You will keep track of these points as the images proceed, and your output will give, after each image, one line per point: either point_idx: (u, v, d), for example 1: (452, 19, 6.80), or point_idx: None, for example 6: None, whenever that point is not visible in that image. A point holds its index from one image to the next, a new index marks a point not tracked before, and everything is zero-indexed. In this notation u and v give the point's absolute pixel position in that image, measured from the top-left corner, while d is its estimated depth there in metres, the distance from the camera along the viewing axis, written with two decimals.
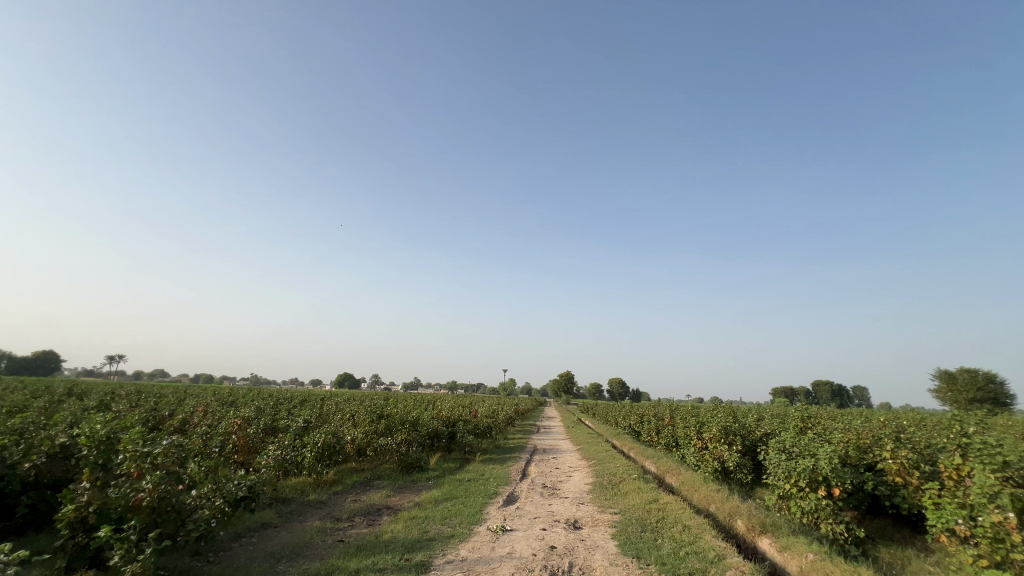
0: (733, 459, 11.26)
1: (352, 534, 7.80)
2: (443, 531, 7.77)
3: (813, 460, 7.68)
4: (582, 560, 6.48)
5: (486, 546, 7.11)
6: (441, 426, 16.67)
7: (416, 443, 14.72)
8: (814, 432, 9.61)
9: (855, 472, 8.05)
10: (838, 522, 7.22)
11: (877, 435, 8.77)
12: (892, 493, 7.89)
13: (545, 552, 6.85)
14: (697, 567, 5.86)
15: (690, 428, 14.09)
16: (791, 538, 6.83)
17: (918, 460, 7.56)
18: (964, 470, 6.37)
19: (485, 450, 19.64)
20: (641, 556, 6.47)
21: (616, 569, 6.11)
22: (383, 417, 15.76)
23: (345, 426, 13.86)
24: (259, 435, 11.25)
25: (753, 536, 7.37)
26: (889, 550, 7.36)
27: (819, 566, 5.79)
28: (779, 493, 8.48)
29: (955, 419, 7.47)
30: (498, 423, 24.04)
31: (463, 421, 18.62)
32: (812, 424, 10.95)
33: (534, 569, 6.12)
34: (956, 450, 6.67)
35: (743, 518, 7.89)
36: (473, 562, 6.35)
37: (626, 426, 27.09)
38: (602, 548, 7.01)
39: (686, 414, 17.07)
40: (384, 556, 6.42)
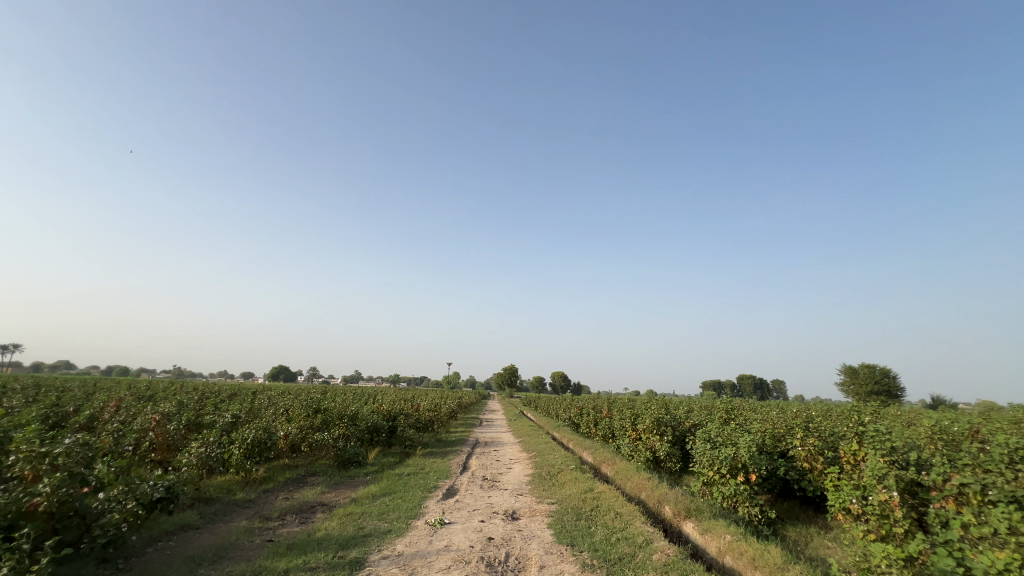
0: (664, 449, 11.90)
1: (283, 533, 7.49)
2: (380, 527, 7.64)
3: (734, 449, 8.27)
4: (518, 550, 6.62)
5: (423, 539, 7.08)
6: (381, 421, 16.35)
7: (354, 438, 14.34)
8: (736, 423, 10.35)
9: (770, 459, 8.78)
10: (753, 505, 7.85)
11: (789, 425, 9.60)
12: (800, 477, 8.67)
13: (483, 543, 6.91)
14: (626, 552, 6.17)
15: (626, 420, 14.71)
16: (712, 521, 7.33)
17: (823, 447, 8.35)
18: (859, 455, 7.12)
19: (426, 444, 19.45)
20: (575, 544, 6.71)
21: (551, 557, 6.29)
22: (320, 411, 15.17)
23: (278, 421, 13.21)
24: (181, 431, 10.51)
25: (679, 520, 7.85)
26: (796, 529, 8.11)
27: (735, 546, 6.26)
28: (703, 480, 9.07)
29: (854, 410, 8.33)
30: (440, 417, 23.85)
31: (405, 415, 18.33)
32: (735, 416, 11.79)
33: (471, 561, 6.16)
34: (854, 437, 7.43)
35: (670, 503, 8.38)
36: (410, 556, 6.29)
37: (567, 418, 27.83)
38: (539, 537, 7.19)
39: (623, 406, 17.83)
40: (316, 554, 6.22)
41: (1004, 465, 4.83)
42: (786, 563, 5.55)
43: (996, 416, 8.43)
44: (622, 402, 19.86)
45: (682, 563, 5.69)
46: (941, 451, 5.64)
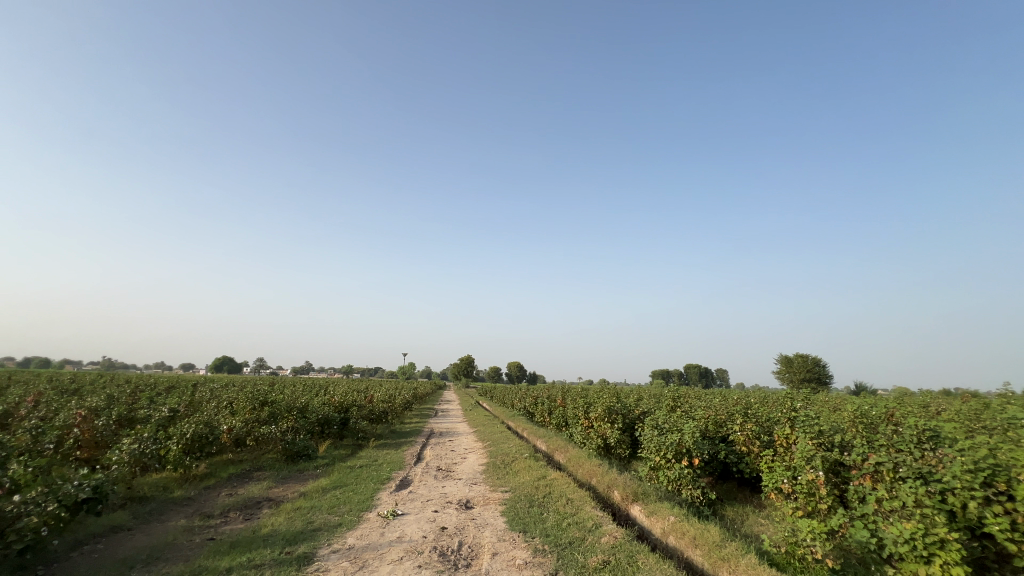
0: (615, 436, 12.30)
1: (225, 530, 7.16)
2: (330, 520, 7.48)
3: (679, 435, 8.68)
4: (471, 538, 6.67)
5: (375, 532, 6.99)
6: (333, 413, 15.95)
7: (304, 431, 13.90)
8: (682, 410, 10.85)
9: (712, 444, 9.27)
10: (695, 487, 8.28)
11: (730, 412, 10.16)
12: (738, 459, 9.22)
13: (436, 533, 6.91)
14: (576, 537, 6.35)
15: (579, 409, 15.09)
16: (658, 503, 7.67)
17: (759, 432, 8.89)
18: (791, 438, 7.64)
19: (379, 436, 19.14)
20: (527, 530, 6.85)
21: (503, 544, 6.39)
22: (266, 404, 14.56)
23: (221, 415, 12.56)
24: (111, 427, 9.79)
25: (627, 504, 8.17)
26: (733, 508, 8.64)
27: (678, 526, 6.59)
28: (650, 465, 9.46)
29: (788, 397, 8.93)
30: (394, 408, 23.53)
31: (357, 407, 17.92)
32: (682, 403, 12.34)
33: (424, 551, 6.16)
34: (787, 422, 7.97)
35: (619, 488, 8.72)
36: (361, 549, 6.21)
37: (522, 407, 28.19)
38: (492, 525, 7.27)
39: (576, 395, 18.25)
40: (262, 551, 6.01)
41: (914, 444, 5.34)
42: (724, 541, 5.90)
43: (908, 401, 9.28)
44: (575, 391, 20.34)
45: (628, 544, 5.93)
46: (861, 433, 6.15)
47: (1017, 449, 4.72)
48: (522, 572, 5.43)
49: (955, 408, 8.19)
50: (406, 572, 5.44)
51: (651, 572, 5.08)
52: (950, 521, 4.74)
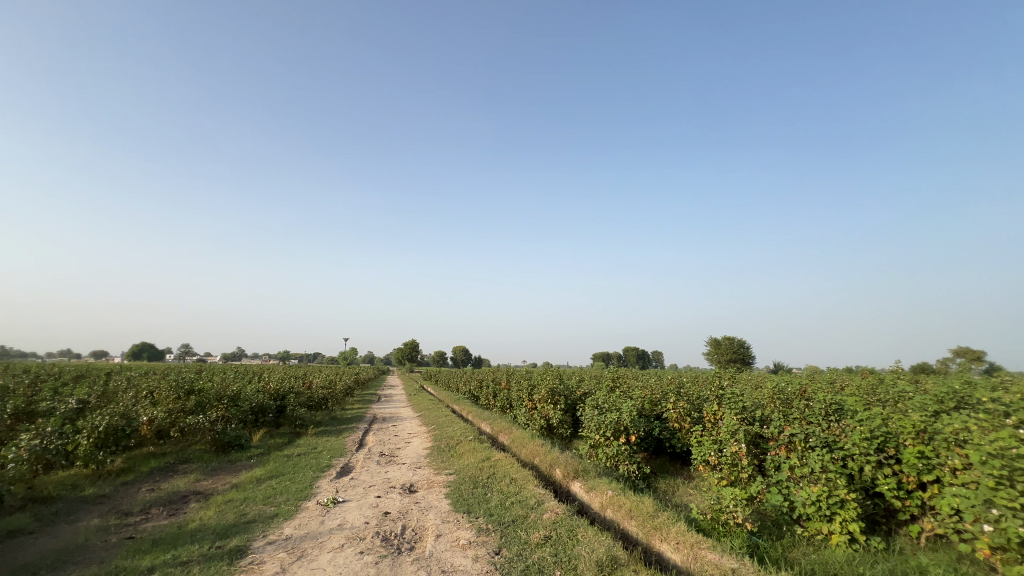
0: (557, 416, 12.68)
1: (147, 528, 6.68)
2: (265, 511, 7.18)
3: (618, 414, 9.08)
4: (415, 522, 6.66)
5: (314, 520, 6.81)
6: (267, 400, 15.21)
7: (235, 420, 13.18)
8: (620, 390, 11.36)
9: (647, 421, 9.81)
10: (632, 463, 8.74)
11: (664, 391, 10.77)
12: (671, 435, 9.80)
13: (378, 518, 6.83)
14: (519, 514, 6.52)
15: (523, 391, 15.37)
16: (597, 479, 8.02)
17: (690, 409, 9.49)
18: (718, 414, 8.21)
19: (319, 422, 18.54)
20: (471, 511, 6.93)
21: (447, 526, 6.43)
22: (193, 393, 13.61)
23: (139, 405, 11.59)
24: (5, 422, 8.77)
25: (568, 481, 8.48)
26: (665, 481, 9.21)
27: (616, 500, 6.93)
28: (590, 443, 9.84)
29: (716, 376, 9.59)
30: (335, 394, 22.86)
31: (295, 394, 17.18)
32: (620, 383, 12.92)
33: (366, 537, 6.08)
34: (715, 400, 8.56)
35: (560, 466, 9.02)
36: (299, 539, 6.01)
37: (467, 391, 28.33)
38: (436, 507, 7.30)
39: (521, 377, 18.61)
40: (189, 546, 5.68)
41: (822, 417, 5.91)
42: (657, 511, 6.27)
43: (818, 378, 10.26)
44: (520, 374, 20.71)
45: (569, 519, 6.17)
46: (778, 408, 6.72)
47: (904, 419, 5.39)
48: (466, 551, 5.50)
49: (855, 384, 9.20)
50: (346, 559, 5.35)
51: (589, 544, 5.31)
52: (849, 483, 5.34)
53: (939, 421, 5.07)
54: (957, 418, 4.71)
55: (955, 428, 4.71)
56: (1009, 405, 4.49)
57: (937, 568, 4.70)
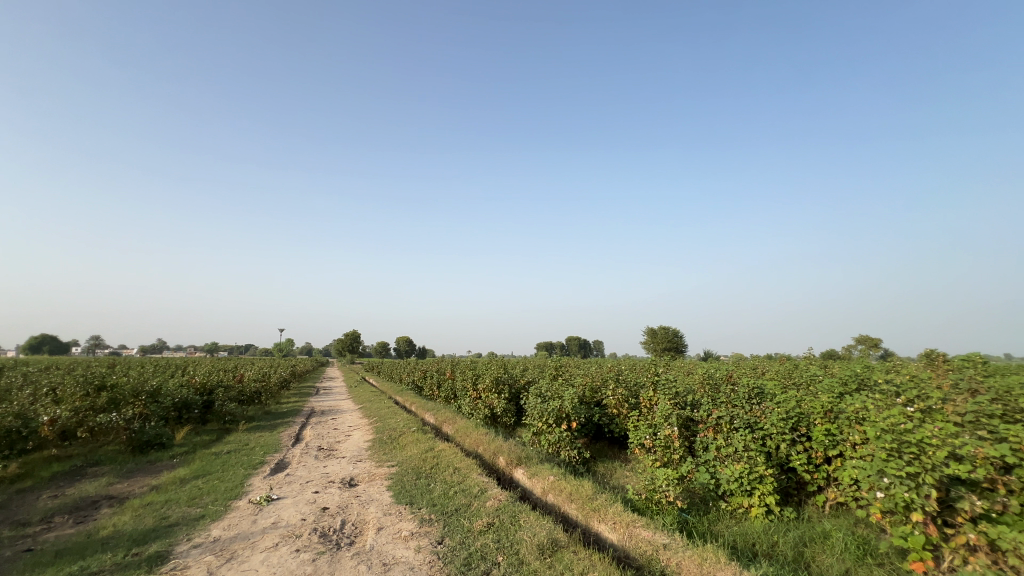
0: (501, 405, 12.82)
1: (50, 538, 6.06)
2: (190, 513, 6.73)
3: (560, 402, 9.32)
4: (355, 516, 6.51)
5: (246, 520, 6.47)
6: (193, 396, 14.19)
7: (155, 417, 12.19)
8: (562, 378, 11.67)
9: (588, 408, 10.15)
10: (573, 448, 9.02)
11: (604, 378, 11.18)
12: (609, 421, 10.20)
13: (316, 514, 6.61)
14: (463, 503, 6.55)
15: (468, 381, 15.37)
16: (539, 465, 8.21)
17: (628, 395, 9.94)
18: (653, 400, 8.65)
19: (251, 418, 17.55)
20: (413, 502, 6.87)
21: (389, 518, 6.34)
22: (104, 389, 12.42)
23: (40, 404, 10.43)
24: None
25: (511, 468, 8.62)
26: (604, 464, 9.59)
27: (557, 484, 7.13)
28: (533, 431, 10.03)
29: (652, 364, 10.08)
30: (269, 388, 21.75)
31: (224, 388, 16.13)
32: (563, 372, 13.27)
33: (303, 534, 5.86)
34: (651, 386, 9.00)
35: (504, 454, 9.14)
36: (229, 540, 5.70)
37: (410, 382, 27.94)
38: (377, 500, 7.17)
39: (465, 367, 18.61)
40: (101, 556, 5.22)
41: (745, 400, 6.39)
42: (595, 494, 6.52)
43: (741, 364, 11.08)
44: (465, 364, 20.69)
45: (511, 505, 6.27)
46: (707, 392, 7.18)
47: (814, 400, 5.96)
48: (408, 543, 5.46)
49: (774, 369, 10.01)
50: (281, 558, 5.14)
51: (531, 528, 5.44)
52: (767, 460, 5.83)
53: (843, 402, 5.64)
54: (858, 398, 5.26)
55: (856, 407, 5.27)
56: (899, 386, 5.08)
57: (838, 532, 5.26)
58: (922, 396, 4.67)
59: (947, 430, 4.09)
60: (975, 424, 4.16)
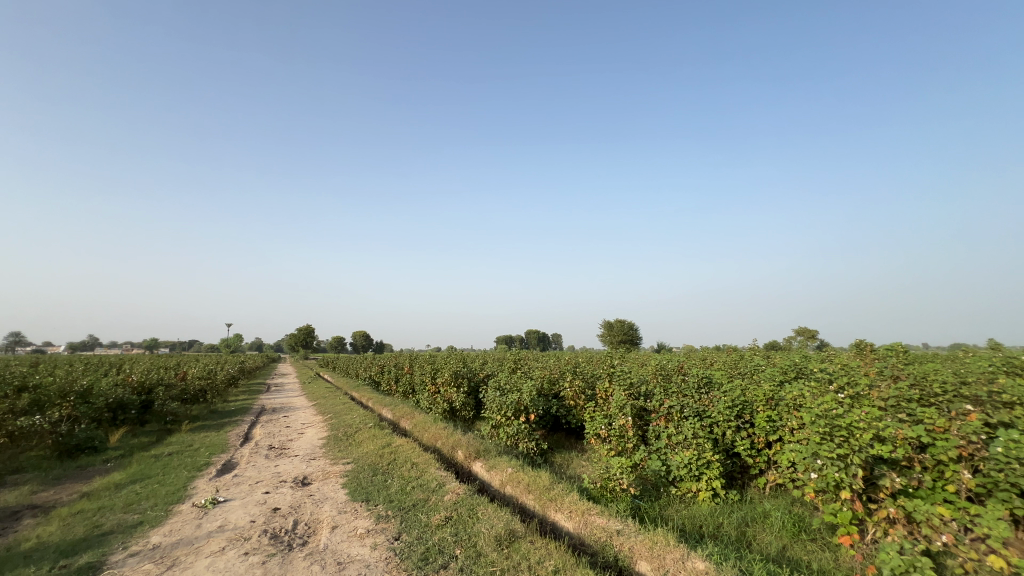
0: (460, 398, 12.78)
1: None
2: (127, 520, 6.33)
3: (519, 395, 9.41)
4: (308, 515, 6.33)
5: (189, 524, 6.16)
6: (129, 396, 13.30)
7: (86, 419, 11.34)
8: (521, 371, 11.77)
9: (545, 400, 10.29)
10: (531, 440, 9.13)
11: (562, 370, 11.37)
12: (567, 412, 10.40)
13: (266, 515, 6.37)
14: (420, 498, 6.50)
15: (426, 375, 15.21)
16: (497, 458, 8.25)
17: (584, 387, 10.16)
18: (608, 391, 8.88)
19: (196, 417, 16.66)
20: (369, 499, 6.75)
21: (344, 516, 6.20)
22: (26, 390, 11.42)
23: None
24: None
25: (469, 461, 8.62)
26: (561, 455, 9.78)
27: (515, 476, 7.21)
28: (492, 424, 10.08)
29: (608, 356, 10.34)
30: (215, 385, 20.69)
31: (164, 387, 15.21)
32: (522, 365, 13.39)
33: (252, 536, 5.65)
34: (607, 378, 9.23)
35: (463, 448, 9.12)
36: (170, 546, 5.40)
37: (367, 377, 27.37)
38: (331, 499, 7.00)
39: (424, 361, 18.42)
40: (23, 570, 4.82)
41: (694, 390, 6.67)
42: (552, 484, 6.64)
43: (692, 355, 11.56)
44: (423, 358, 20.46)
45: (470, 498, 6.29)
46: (659, 383, 7.44)
47: (757, 389, 6.31)
48: (364, 540, 5.37)
49: (722, 360, 10.50)
50: (228, 562, 4.94)
51: (488, 521, 5.48)
52: (714, 446, 6.13)
53: (782, 390, 6.01)
54: (796, 386, 5.62)
55: (794, 395, 5.63)
56: (831, 375, 5.47)
57: (776, 511, 5.62)
58: (852, 383, 5.04)
59: (873, 414, 4.44)
60: (896, 408, 4.54)
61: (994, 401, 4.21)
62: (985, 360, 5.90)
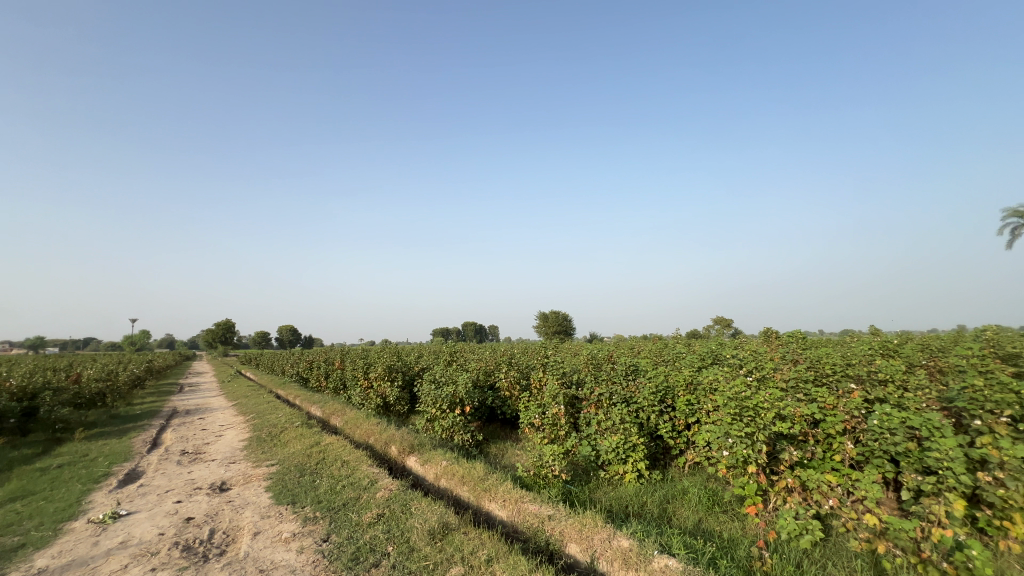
0: (394, 393, 12.52)
1: None
2: (6, 543, 5.59)
3: (454, 387, 9.38)
4: (227, 523, 5.93)
5: (85, 542, 5.55)
6: (7, 403, 11.68)
7: None
8: (457, 363, 11.74)
9: (481, 392, 10.33)
10: (466, 432, 9.16)
11: (497, 362, 11.48)
12: (502, 403, 10.52)
13: (177, 526, 5.88)
14: (351, 497, 6.30)
15: (359, 370, 14.71)
16: (432, 451, 8.18)
17: (519, 377, 10.34)
18: (542, 380, 9.09)
19: (93, 424, 14.98)
20: (296, 501, 6.44)
21: (268, 521, 5.88)
22: None
23: None
24: None
25: (403, 456, 8.48)
26: (496, 445, 9.89)
27: (450, 469, 7.18)
28: (427, 417, 9.97)
29: (542, 346, 10.58)
30: (116, 388, 18.69)
31: (53, 391, 13.51)
32: (457, 357, 13.34)
33: (162, 549, 5.21)
34: (541, 368, 9.45)
35: (396, 443, 8.95)
36: (61, 569, 4.84)
37: (294, 373, 25.98)
38: (253, 503, 6.60)
39: (356, 356, 17.81)
40: None
41: (622, 377, 7.01)
42: (487, 474, 6.70)
43: (621, 344, 12.12)
44: (356, 352, 19.78)
45: (402, 494, 6.19)
46: (590, 371, 7.73)
47: (678, 374, 6.75)
48: (289, 545, 5.12)
49: (647, 348, 11.11)
50: None
51: (422, 515, 5.43)
52: (639, 430, 6.50)
53: (700, 375, 6.47)
54: (712, 372, 6.08)
55: (710, 379, 6.09)
56: (742, 360, 5.97)
57: (694, 487, 6.07)
58: (758, 366, 5.53)
59: (775, 395, 4.91)
60: (795, 388, 5.05)
61: (873, 379, 4.83)
62: (867, 344, 6.73)
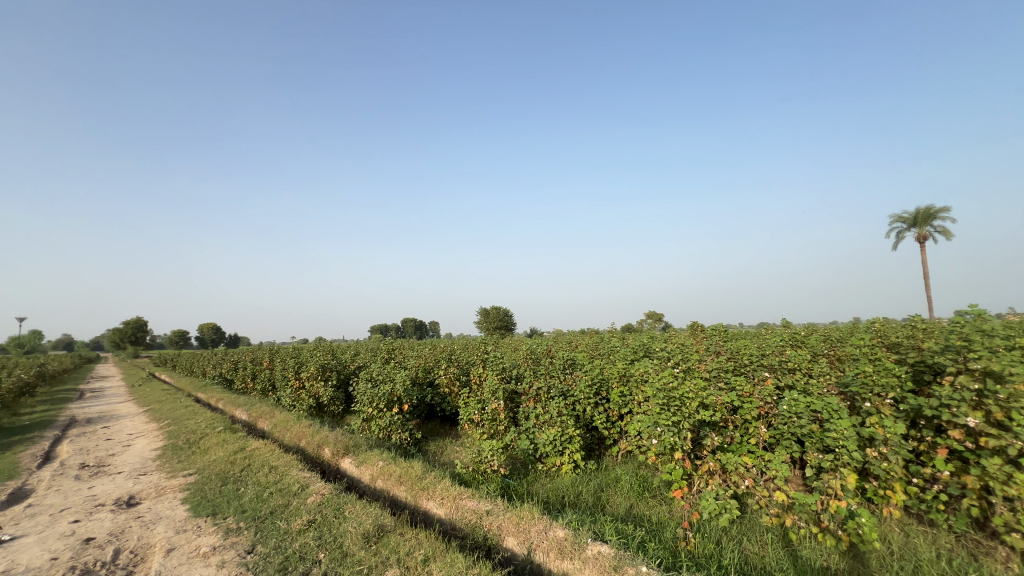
0: (328, 393, 12.00)
1: None
2: None
3: (391, 385, 9.14)
4: (135, 541, 5.42)
5: None
6: None
7: None
8: (394, 361, 11.45)
9: (420, 389, 10.15)
10: (404, 430, 8.97)
11: (437, 359, 11.32)
12: (442, 400, 10.41)
13: (74, 549, 5.28)
14: (279, 504, 5.96)
15: (289, 369, 13.94)
16: (368, 452, 7.93)
17: (459, 373, 10.27)
18: (482, 376, 9.08)
19: None
20: (216, 512, 6.00)
21: (183, 536, 5.42)
22: None
23: None
24: None
25: (337, 458, 8.15)
26: (435, 443, 9.76)
27: (387, 469, 7.00)
28: (363, 417, 9.65)
29: (482, 342, 10.57)
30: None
31: None
32: (395, 354, 13.01)
33: None
34: (481, 364, 9.43)
35: (329, 445, 8.58)
36: None
37: (216, 374, 24.17)
38: (167, 517, 6.07)
39: (287, 354, 16.88)
40: None
41: (560, 371, 7.16)
42: (425, 473, 6.60)
43: (559, 339, 12.37)
44: (286, 350, 18.75)
45: (335, 498, 5.95)
46: (529, 366, 7.82)
47: (612, 367, 7.00)
48: (209, 559, 4.76)
49: (584, 343, 11.43)
50: None
51: (357, 518, 5.26)
52: (576, 422, 6.68)
53: (632, 367, 6.75)
54: (643, 364, 6.36)
55: (641, 371, 6.37)
56: (670, 353, 6.30)
57: (626, 475, 6.35)
58: (684, 358, 5.86)
59: (700, 385, 5.23)
60: (716, 378, 5.40)
61: (783, 368, 5.29)
62: (779, 336, 7.33)
